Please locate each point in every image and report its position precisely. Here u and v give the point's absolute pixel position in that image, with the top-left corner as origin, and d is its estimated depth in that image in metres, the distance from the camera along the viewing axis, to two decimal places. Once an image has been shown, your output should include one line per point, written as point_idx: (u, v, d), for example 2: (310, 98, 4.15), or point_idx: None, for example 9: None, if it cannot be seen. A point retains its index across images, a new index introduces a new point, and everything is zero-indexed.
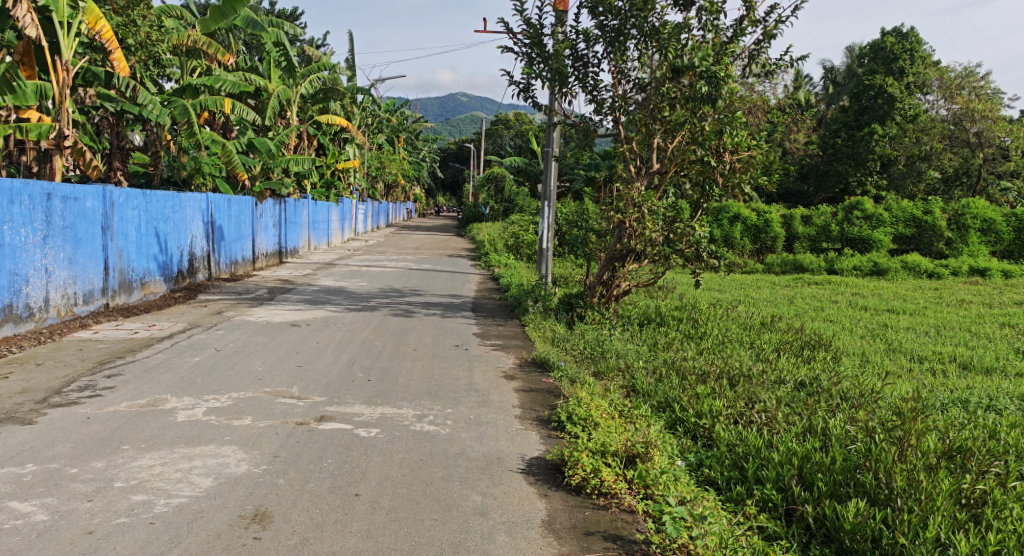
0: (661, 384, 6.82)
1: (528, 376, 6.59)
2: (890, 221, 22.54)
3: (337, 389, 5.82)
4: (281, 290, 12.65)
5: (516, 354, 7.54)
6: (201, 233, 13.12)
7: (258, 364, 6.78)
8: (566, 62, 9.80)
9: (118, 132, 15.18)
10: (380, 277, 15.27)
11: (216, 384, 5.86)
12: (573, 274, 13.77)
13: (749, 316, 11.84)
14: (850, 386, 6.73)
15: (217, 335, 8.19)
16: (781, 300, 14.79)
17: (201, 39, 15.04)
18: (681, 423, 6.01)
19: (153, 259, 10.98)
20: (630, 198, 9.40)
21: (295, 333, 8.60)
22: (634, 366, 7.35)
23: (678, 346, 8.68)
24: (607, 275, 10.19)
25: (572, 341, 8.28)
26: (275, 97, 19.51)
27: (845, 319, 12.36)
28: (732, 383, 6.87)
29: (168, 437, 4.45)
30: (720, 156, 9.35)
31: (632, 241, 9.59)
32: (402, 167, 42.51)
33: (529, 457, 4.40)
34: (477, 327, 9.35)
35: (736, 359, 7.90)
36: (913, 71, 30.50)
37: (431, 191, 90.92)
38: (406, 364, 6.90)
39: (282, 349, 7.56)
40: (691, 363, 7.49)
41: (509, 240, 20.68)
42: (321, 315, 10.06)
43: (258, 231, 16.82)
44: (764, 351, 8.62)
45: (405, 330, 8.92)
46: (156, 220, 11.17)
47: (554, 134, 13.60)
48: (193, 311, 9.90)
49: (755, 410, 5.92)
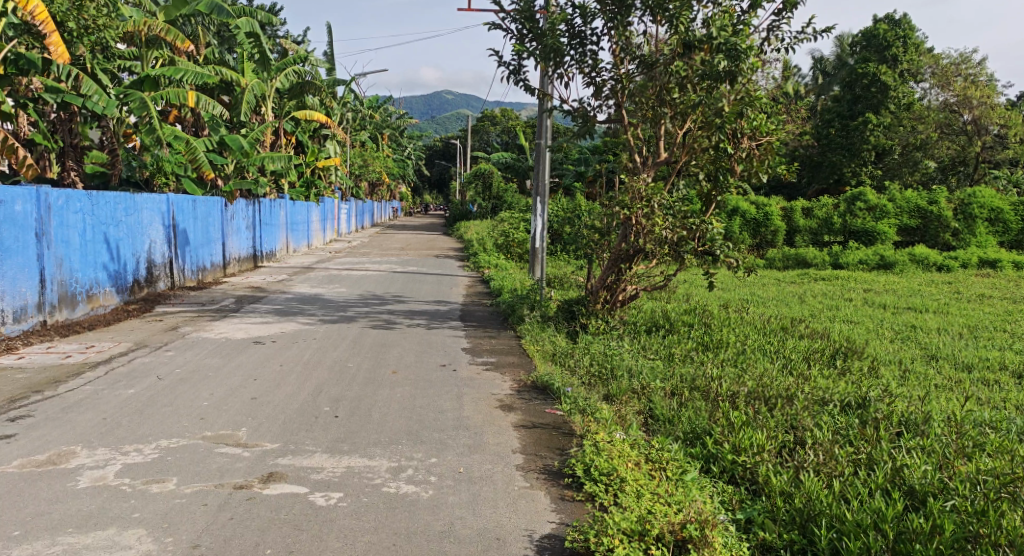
0: (684, 409, 5.81)
1: (530, 406, 5.49)
2: (894, 213, 21.54)
3: (295, 432, 4.70)
4: (250, 300, 11.46)
5: (513, 376, 6.45)
6: (161, 238, 11.97)
7: (205, 395, 5.65)
8: (562, 39, 8.71)
9: (70, 128, 14.09)
10: (361, 281, 14.16)
11: (145, 428, 4.72)
12: (569, 277, 12.66)
13: (766, 319, 10.78)
14: (907, 408, 5.72)
15: (166, 358, 7.04)
16: (791, 299, 13.78)
17: (161, 26, 13.77)
18: (715, 460, 4.98)
19: (101, 268, 9.85)
20: (637, 192, 8.32)
21: (257, 353, 7.46)
22: (651, 388, 6.30)
23: (695, 359, 7.63)
24: (611, 278, 9.05)
25: (576, 357, 7.20)
26: (248, 90, 18.35)
27: (869, 320, 11.33)
28: (769, 407, 5.84)
29: (55, 518, 3.42)
30: (737, 142, 8.35)
31: (641, 240, 8.48)
32: (386, 166, 41.24)
33: (540, 537, 3.42)
34: (467, 340, 8.24)
35: (765, 375, 6.86)
36: (907, 59, 29.79)
37: (417, 191, 89.57)
38: (385, 393, 5.78)
39: (237, 374, 6.41)
40: (717, 381, 6.47)
41: (500, 239, 19.60)
42: (290, 329, 8.92)
43: (229, 233, 15.65)
44: (793, 362, 7.61)
45: (385, 346, 7.78)
46: (105, 225, 10.04)
47: (547, 123, 12.49)
48: (145, 327, 8.79)
49: (808, 447, 4.92)
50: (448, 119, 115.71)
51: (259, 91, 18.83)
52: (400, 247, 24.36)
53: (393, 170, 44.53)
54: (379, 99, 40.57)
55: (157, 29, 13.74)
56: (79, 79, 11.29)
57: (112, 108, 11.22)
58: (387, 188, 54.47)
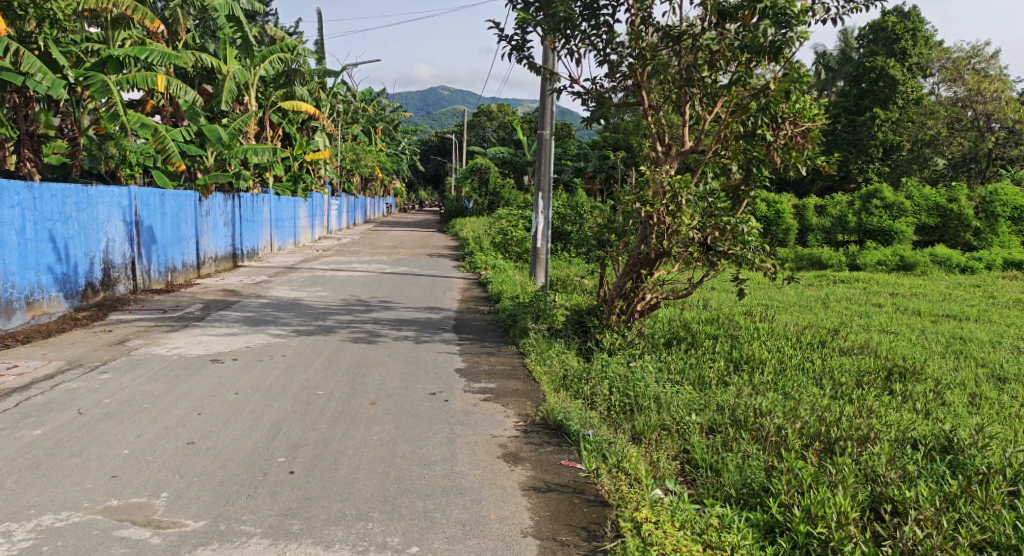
0: (735, 457, 4.65)
1: (540, 456, 4.31)
2: (912, 210, 20.30)
3: (230, 501, 3.56)
4: (219, 306, 10.24)
5: (517, 408, 5.28)
6: (121, 236, 10.79)
7: (129, 438, 4.47)
8: (574, 7, 7.50)
9: (27, 114, 12.15)
10: (347, 283, 12.98)
11: (32, 496, 3.58)
12: (574, 279, 11.51)
13: (796, 329, 9.60)
14: (1013, 454, 4.59)
15: (98, 384, 5.84)
16: (814, 305, 12.58)
17: (127, 4, 12.46)
18: (784, 533, 3.88)
19: (45, 270, 8.73)
20: (660, 185, 7.12)
21: (212, 375, 6.25)
22: (687, 425, 5.16)
23: (730, 384, 6.47)
24: (628, 285, 7.82)
25: (593, 383, 6.02)
26: (230, 78, 17.01)
27: (908, 331, 10.14)
28: (835, 453, 4.68)
29: None
30: (776, 128, 7.15)
31: (664, 241, 7.28)
32: (379, 161, 39.75)
33: None
34: (462, 359, 7.06)
35: (819, 405, 5.70)
36: (916, 52, 28.48)
37: (411, 187, 88.36)
38: (358, 434, 4.61)
39: (179, 405, 5.23)
40: (767, 415, 5.26)
41: (497, 237, 18.42)
42: (258, 342, 7.74)
43: (204, 231, 14.43)
44: (845, 386, 6.48)
45: (366, 366, 6.59)
46: (50, 221, 8.92)
47: (549, 110, 11.36)
48: (89, 341, 7.61)
49: (904, 517, 3.85)
50: (443, 114, 114.06)
51: (242, 79, 17.57)
52: (391, 245, 23.13)
53: (387, 164, 43.03)
54: (371, 91, 39.08)
55: (124, 6, 12.43)
56: (20, 54, 10.35)
57: (57, 88, 10.14)
58: (382, 184, 53.14)
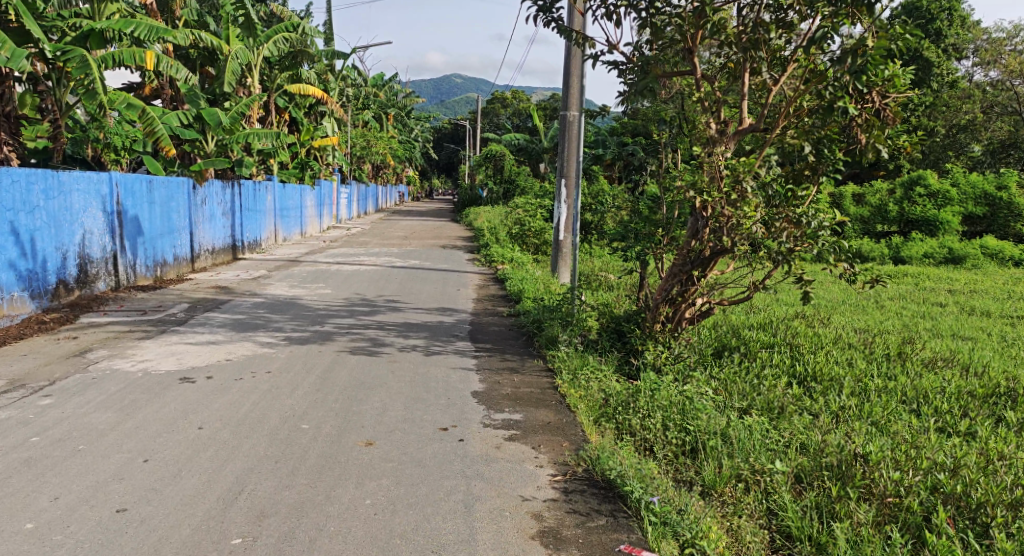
0: (850, 530, 3.47)
1: (590, 537, 3.23)
2: (958, 199, 18.73)
3: None
4: (207, 306, 9.18)
5: (552, 453, 4.14)
6: (101, 228, 9.72)
7: (42, 503, 3.40)
8: None
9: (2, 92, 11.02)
10: (352, 279, 11.92)
11: None
12: (601, 277, 10.36)
13: (859, 334, 8.37)
14: None
15: (33, 414, 4.74)
16: (868, 304, 11.31)
17: None
18: None
19: (4, 267, 7.65)
20: (717, 168, 5.93)
21: (178, 399, 5.13)
22: (776, 478, 3.95)
23: (806, 411, 5.33)
24: (675, 289, 6.61)
25: (643, 411, 4.86)
26: (232, 58, 15.88)
27: (986, 336, 8.85)
28: (977, 526, 3.55)
29: None
30: (861, 98, 5.93)
31: (720, 237, 6.06)
32: (391, 148, 38.50)
33: None
34: (480, 376, 5.94)
35: (932, 444, 4.51)
36: (953, 32, 26.45)
37: (425, 174, 87.05)
38: (346, 494, 3.52)
39: (123, 446, 4.13)
40: (878, 464, 4.06)
41: (515, 227, 17.27)
42: (244, 352, 6.66)
43: (200, 220, 13.36)
44: (945, 416, 5.33)
45: (364, 387, 5.47)
46: (11, 211, 7.84)
47: (575, 88, 10.18)
48: (46, 351, 6.54)
49: None
50: (457, 103, 112.72)
51: (246, 59, 16.40)
52: (402, 236, 22.03)
53: (398, 152, 41.75)
54: (381, 77, 37.72)
55: None
56: None
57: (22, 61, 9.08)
58: (394, 172, 52.02)
